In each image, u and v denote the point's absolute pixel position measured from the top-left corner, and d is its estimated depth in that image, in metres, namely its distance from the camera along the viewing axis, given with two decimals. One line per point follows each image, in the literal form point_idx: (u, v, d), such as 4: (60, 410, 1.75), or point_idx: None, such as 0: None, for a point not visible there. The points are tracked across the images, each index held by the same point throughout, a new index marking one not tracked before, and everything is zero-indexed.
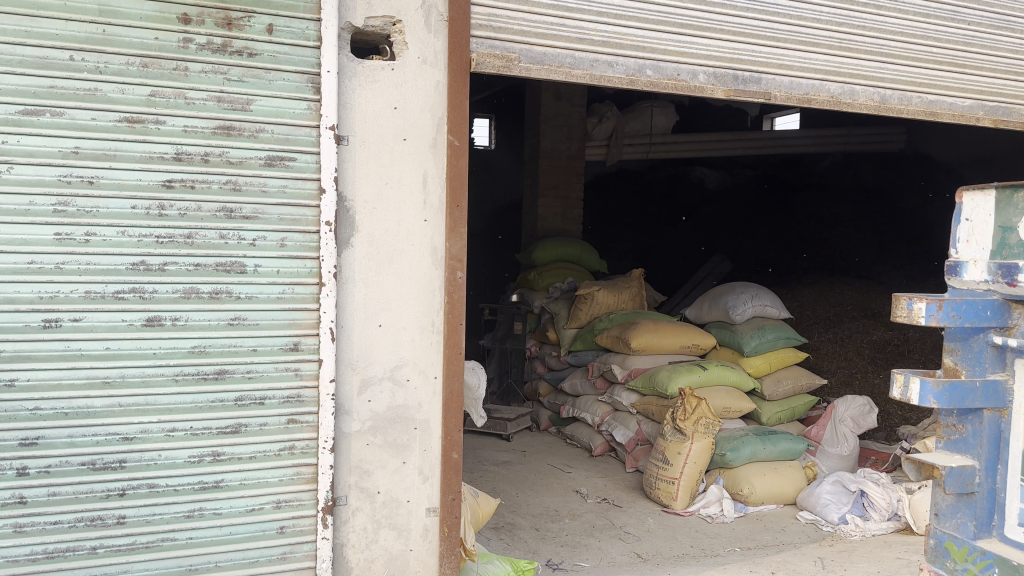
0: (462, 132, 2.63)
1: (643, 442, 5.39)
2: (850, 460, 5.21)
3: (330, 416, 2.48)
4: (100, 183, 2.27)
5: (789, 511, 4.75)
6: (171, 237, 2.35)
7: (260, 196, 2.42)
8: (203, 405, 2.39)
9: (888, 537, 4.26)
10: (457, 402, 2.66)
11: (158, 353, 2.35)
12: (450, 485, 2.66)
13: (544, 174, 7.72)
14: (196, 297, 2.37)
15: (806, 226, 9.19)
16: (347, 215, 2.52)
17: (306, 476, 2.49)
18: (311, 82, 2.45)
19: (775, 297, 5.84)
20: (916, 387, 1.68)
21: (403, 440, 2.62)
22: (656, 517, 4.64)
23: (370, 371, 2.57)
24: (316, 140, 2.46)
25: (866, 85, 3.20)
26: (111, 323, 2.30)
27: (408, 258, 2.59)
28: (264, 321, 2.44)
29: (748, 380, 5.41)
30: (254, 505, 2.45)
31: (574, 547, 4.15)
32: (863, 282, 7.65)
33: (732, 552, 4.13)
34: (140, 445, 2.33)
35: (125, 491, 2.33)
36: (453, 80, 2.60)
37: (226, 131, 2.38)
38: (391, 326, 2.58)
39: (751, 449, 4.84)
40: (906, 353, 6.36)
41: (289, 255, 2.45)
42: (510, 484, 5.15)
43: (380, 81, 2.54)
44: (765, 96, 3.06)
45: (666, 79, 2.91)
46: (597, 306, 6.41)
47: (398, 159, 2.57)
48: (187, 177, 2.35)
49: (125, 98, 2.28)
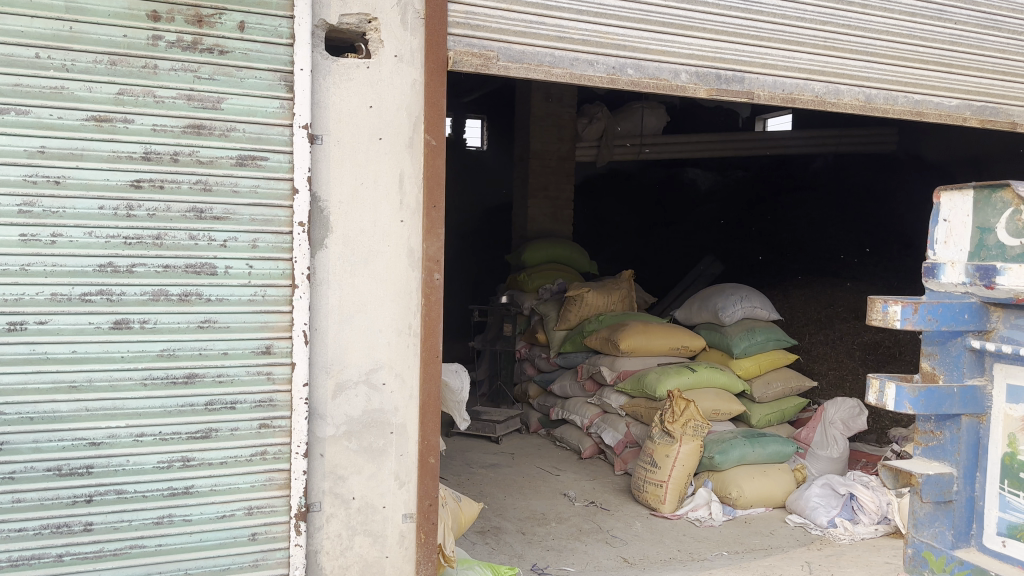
0: (438, 131, 2.58)
1: (631, 445, 5.35)
2: (839, 462, 5.18)
3: (303, 421, 2.43)
4: (67, 183, 2.22)
5: (778, 514, 4.71)
6: (139, 238, 2.30)
7: (232, 197, 2.38)
8: (172, 410, 2.34)
9: (876, 541, 4.23)
10: (435, 405, 2.61)
11: (126, 357, 2.29)
12: (427, 490, 2.62)
13: (534, 175, 7.67)
14: (166, 299, 2.33)
15: (798, 228, 9.16)
16: (321, 216, 2.48)
17: (279, 482, 2.44)
18: (284, 80, 2.40)
19: (765, 298, 5.81)
20: (892, 392, 1.64)
21: (378, 445, 2.57)
22: (643, 521, 4.60)
23: (345, 375, 2.52)
24: (289, 140, 2.41)
25: (851, 85, 3.17)
26: (77, 325, 2.25)
27: (384, 260, 2.55)
28: (236, 323, 2.39)
29: (737, 382, 5.38)
30: (225, 512, 2.40)
31: (559, 551, 4.11)
32: (854, 284, 7.63)
33: (719, 556, 4.09)
34: (107, 451, 2.28)
35: (92, 498, 2.27)
36: (430, 78, 2.55)
37: (197, 131, 2.33)
38: (366, 329, 2.54)
39: (739, 451, 4.81)
40: (896, 354, 6.35)
41: (261, 256, 2.40)
42: (496, 487, 5.10)
43: (355, 80, 2.49)
44: (748, 95, 3.02)
45: (647, 78, 2.87)
46: (587, 308, 6.36)
47: (373, 159, 2.52)
48: (156, 177, 2.30)
49: (92, 96, 2.23)
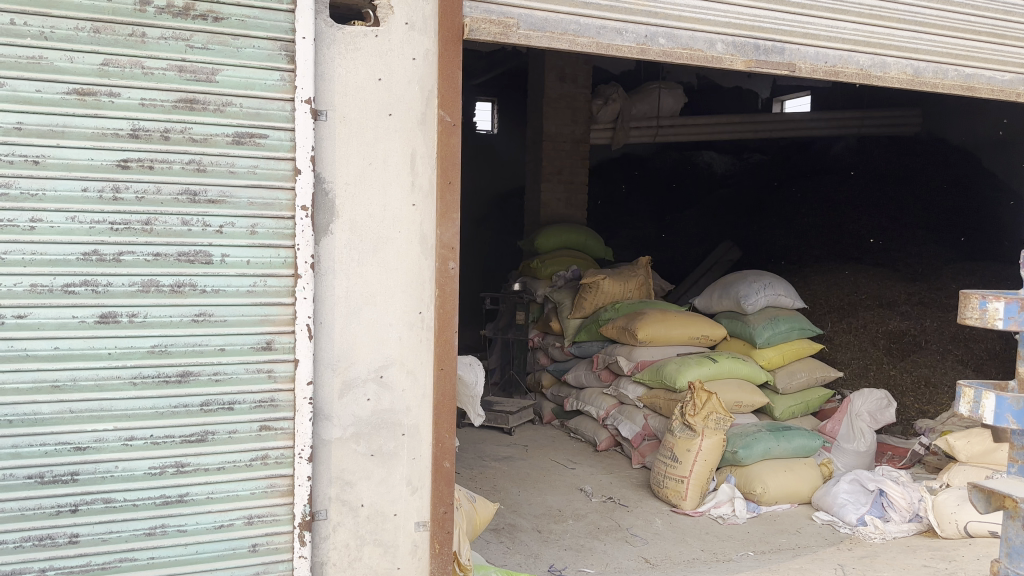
0: (454, 107, 2.36)
1: (650, 437, 5.15)
2: (867, 457, 4.97)
3: (307, 423, 2.24)
4: (47, 163, 2.02)
5: (804, 511, 4.50)
6: (127, 224, 2.09)
7: (228, 177, 2.17)
8: (165, 411, 2.15)
9: (909, 540, 4.01)
10: (450, 404, 2.42)
11: (113, 354, 2.10)
12: (442, 497, 2.42)
13: (548, 158, 7.44)
14: (156, 290, 2.13)
15: (818, 211, 8.81)
16: (325, 200, 2.27)
17: (282, 489, 2.25)
18: (285, 50, 2.18)
19: (789, 285, 5.56)
20: (991, 403, 1.57)
21: (389, 448, 2.37)
22: (664, 518, 4.40)
23: (352, 372, 2.32)
24: (291, 115, 2.20)
25: (898, 58, 2.93)
26: (59, 320, 2.05)
27: (395, 247, 2.34)
28: (233, 317, 2.19)
29: (760, 373, 5.16)
30: (223, 521, 2.20)
31: (577, 551, 3.92)
32: (876, 270, 7.36)
33: (745, 557, 3.88)
34: (94, 456, 2.09)
35: (77, 507, 2.08)
36: (445, 48, 2.33)
37: (189, 106, 2.12)
38: (376, 322, 2.34)
39: (764, 445, 4.60)
40: (922, 343, 6.16)
41: (261, 243, 2.20)
42: (510, 482, 4.91)
43: (363, 50, 2.28)
44: (789, 67, 2.80)
45: (680, 49, 2.64)
46: (603, 296, 6.13)
47: (383, 137, 2.31)
48: (145, 156, 2.09)
49: (74, 67, 2.03)
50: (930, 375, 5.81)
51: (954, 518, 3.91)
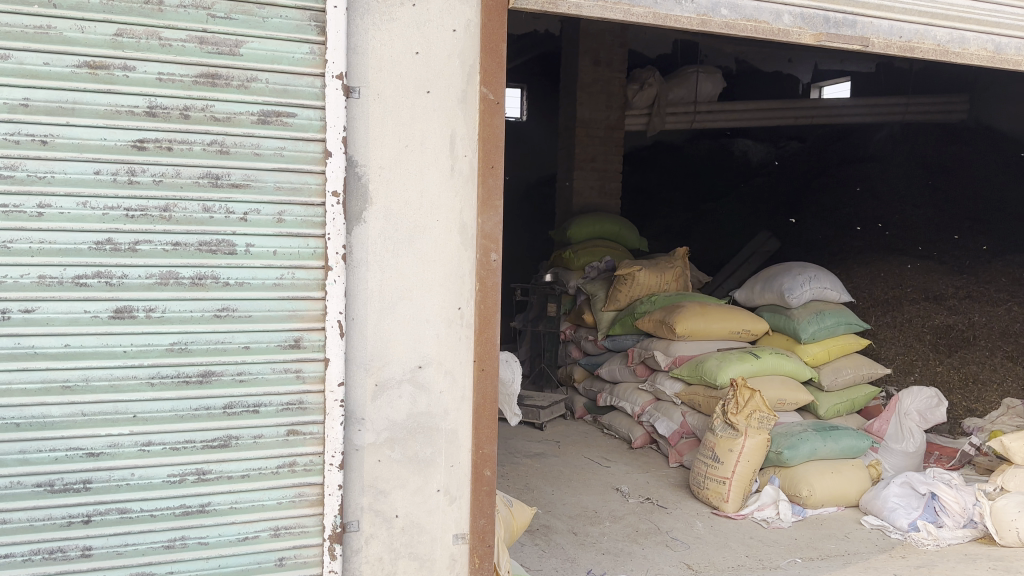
0: (497, 84, 2.18)
1: (688, 435, 4.93)
2: (916, 458, 4.71)
3: (338, 427, 2.06)
4: (56, 143, 1.85)
5: (852, 515, 4.27)
6: (144, 210, 1.92)
7: (253, 160, 1.99)
8: (185, 415, 1.98)
9: (967, 549, 3.77)
10: (491, 408, 2.24)
11: (129, 352, 1.93)
12: (482, 508, 2.25)
13: (581, 145, 7.22)
14: (175, 283, 1.95)
15: (859, 202, 8.47)
16: (358, 184, 2.08)
17: (311, 499, 2.07)
18: (315, 20, 2.00)
19: (835, 278, 5.30)
20: None
21: (426, 455, 2.20)
22: (705, 520, 4.19)
23: (386, 373, 2.14)
24: (321, 93, 2.01)
25: (978, 32, 2.70)
26: (70, 315, 1.88)
27: (433, 236, 2.16)
28: (258, 312, 2.01)
29: (804, 370, 4.92)
30: (247, 533, 2.04)
31: (616, 555, 3.72)
32: (922, 262, 7.03)
33: (793, 564, 3.66)
34: (108, 462, 1.93)
35: (90, 518, 1.92)
36: (488, 20, 2.15)
37: (211, 81, 1.94)
38: (411, 318, 2.15)
39: (810, 446, 4.37)
40: (971, 339, 5.87)
41: (287, 232, 2.02)
42: (543, 480, 4.73)
43: (399, 20, 2.08)
44: (862, 42, 2.55)
45: (743, 21, 2.42)
46: (638, 288, 5.91)
47: (420, 116, 2.12)
48: (162, 136, 1.92)
49: (85, 38, 1.86)
50: (978, 372, 5.55)
51: (1014, 526, 3.71)
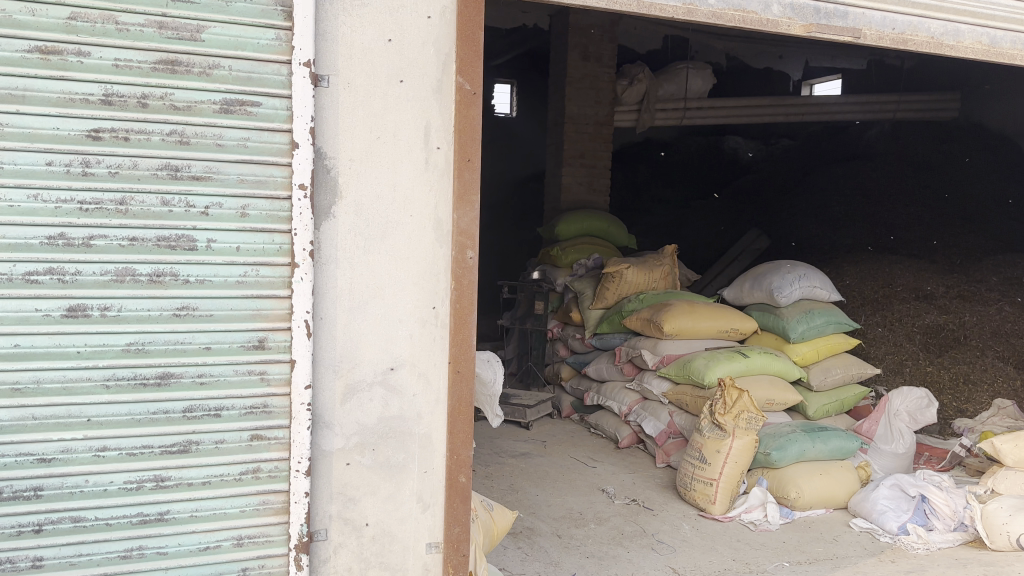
0: (473, 74, 2.09)
1: (675, 436, 4.86)
2: (905, 459, 4.64)
3: (305, 431, 1.97)
4: (4, 132, 1.75)
5: (840, 517, 4.20)
6: (99, 203, 1.82)
7: (215, 151, 1.89)
8: (142, 418, 1.88)
9: (957, 552, 3.71)
10: (467, 411, 2.15)
11: (83, 353, 1.83)
12: (457, 516, 2.16)
13: (570, 140, 7.12)
14: (132, 281, 1.86)
15: (850, 200, 8.39)
16: (326, 177, 1.99)
17: (276, 507, 1.99)
18: (282, 5, 1.90)
19: (824, 276, 5.23)
20: None
21: (398, 460, 2.11)
22: (692, 522, 4.12)
23: (357, 375, 2.05)
24: (287, 81, 1.92)
25: (973, 25, 2.62)
26: (19, 313, 1.78)
27: (405, 232, 2.06)
28: (221, 312, 1.92)
29: (793, 370, 4.86)
30: (209, 543, 1.94)
31: (600, 559, 3.65)
32: (912, 261, 6.96)
33: (780, 567, 3.59)
34: (61, 469, 1.83)
35: (41, 527, 1.83)
36: (465, 6, 2.06)
37: (171, 68, 1.84)
38: (383, 318, 2.06)
39: (799, 447, 4.29)
40: (962, 338, 5.81)
41: (251, 228, 1.93)
42: (528, 481, 4.64)
43: (371, 5, 1.99)
44: (854, 33, 2.47)
45: (731, 11, 2.33)
46: (626, 286, 5.82)
47: (393, 106, 2.03)
48: (118, 125, 1.82)
49: (37, 21, 1.75)
50: (968, 372, 5.49)
51: (1005, 530, 3.64)
